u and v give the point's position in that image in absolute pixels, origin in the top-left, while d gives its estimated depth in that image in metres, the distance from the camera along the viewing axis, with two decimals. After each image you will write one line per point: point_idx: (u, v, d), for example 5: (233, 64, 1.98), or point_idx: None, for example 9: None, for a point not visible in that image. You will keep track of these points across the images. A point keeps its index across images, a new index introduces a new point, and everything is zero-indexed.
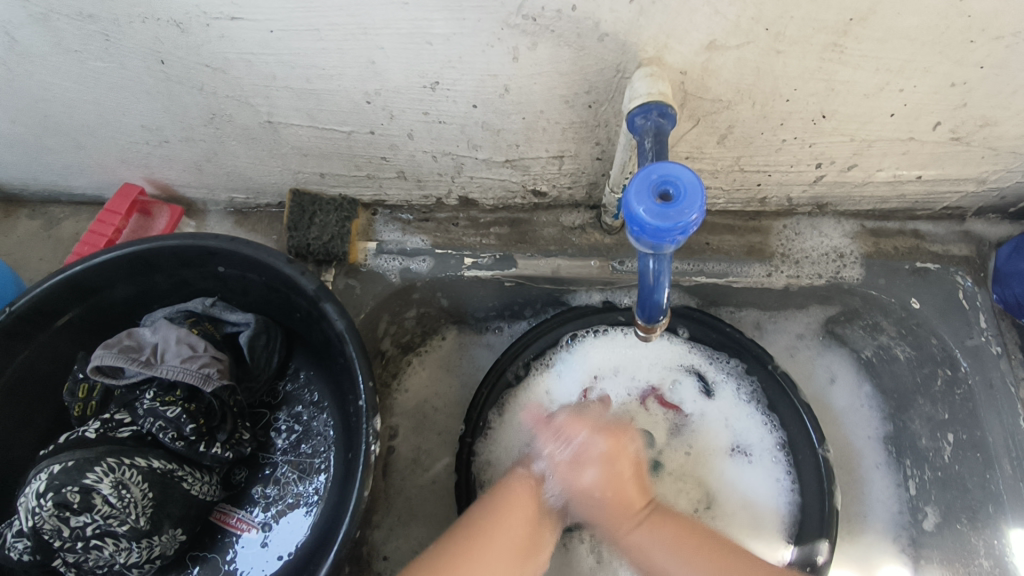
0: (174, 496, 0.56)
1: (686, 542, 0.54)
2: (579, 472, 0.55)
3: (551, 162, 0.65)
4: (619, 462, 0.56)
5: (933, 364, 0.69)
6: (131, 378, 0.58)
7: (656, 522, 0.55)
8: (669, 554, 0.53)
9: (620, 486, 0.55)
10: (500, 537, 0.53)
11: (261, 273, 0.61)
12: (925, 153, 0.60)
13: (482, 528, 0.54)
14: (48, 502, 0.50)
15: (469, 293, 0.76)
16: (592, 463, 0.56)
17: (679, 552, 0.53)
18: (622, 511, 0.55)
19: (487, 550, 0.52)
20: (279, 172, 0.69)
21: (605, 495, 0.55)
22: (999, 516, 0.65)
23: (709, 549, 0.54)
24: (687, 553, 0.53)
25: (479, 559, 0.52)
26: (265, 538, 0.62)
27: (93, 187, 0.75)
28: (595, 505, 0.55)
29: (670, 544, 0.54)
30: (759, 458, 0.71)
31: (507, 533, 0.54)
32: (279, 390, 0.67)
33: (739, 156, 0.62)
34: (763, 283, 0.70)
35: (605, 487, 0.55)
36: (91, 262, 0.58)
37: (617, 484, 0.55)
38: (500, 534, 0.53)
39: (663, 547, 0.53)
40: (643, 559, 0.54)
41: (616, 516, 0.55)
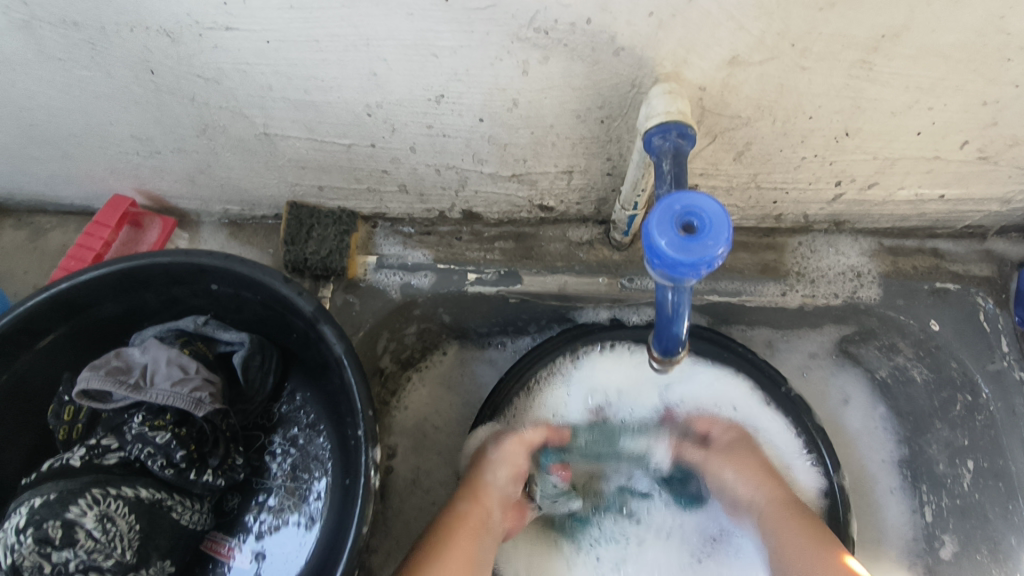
0: (162, 527, 0.53)
1: (803, 525, 0.59)
2: (722, 468, 0.66)
3: (560, 177, 0.62)
4: (753, 450, 0.66)
5: (952, 389, 0.67)
6: (118, 402, 0.55)
7: (773, 514, 0.61)
8: (795, 535, 0.59)
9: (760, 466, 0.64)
10: (456, 547, 0.59)
11: (256, 291, 0.58)
12: (950, 172, 0.58)
13: (447, 533, 0.60)
14: (28, 538, 0.48)
15: (472, 310, 0.73)
16: (722, 454, 0.66)
17: (810, 543, 0.58)
18: (772, 503, 0.62)
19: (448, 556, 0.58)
20: (275, 184, 0.67)
21: (750, 468, 0.64)
22: (1021, 547, 0.63)
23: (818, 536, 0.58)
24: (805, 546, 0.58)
25: (442, 564, 0.57)
26: (258, 569, 0.60)
27: (81, 197, 0.72)
28: (738, 471, 0.65)
29: (799, 537, 0.58)
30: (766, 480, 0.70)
31: (461, 542, 0.60)
32: (274, 411, 0.65)
33: (756, 173, 0.59)
34: (777, 302, 0.68)
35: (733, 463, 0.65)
36: (78, 279, 0.55)
37: (757, 467, 0.64)
38: (458, 543, 0.60)
39: (792, 525, 0.59)
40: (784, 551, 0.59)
41: (772, 503, 0.62)
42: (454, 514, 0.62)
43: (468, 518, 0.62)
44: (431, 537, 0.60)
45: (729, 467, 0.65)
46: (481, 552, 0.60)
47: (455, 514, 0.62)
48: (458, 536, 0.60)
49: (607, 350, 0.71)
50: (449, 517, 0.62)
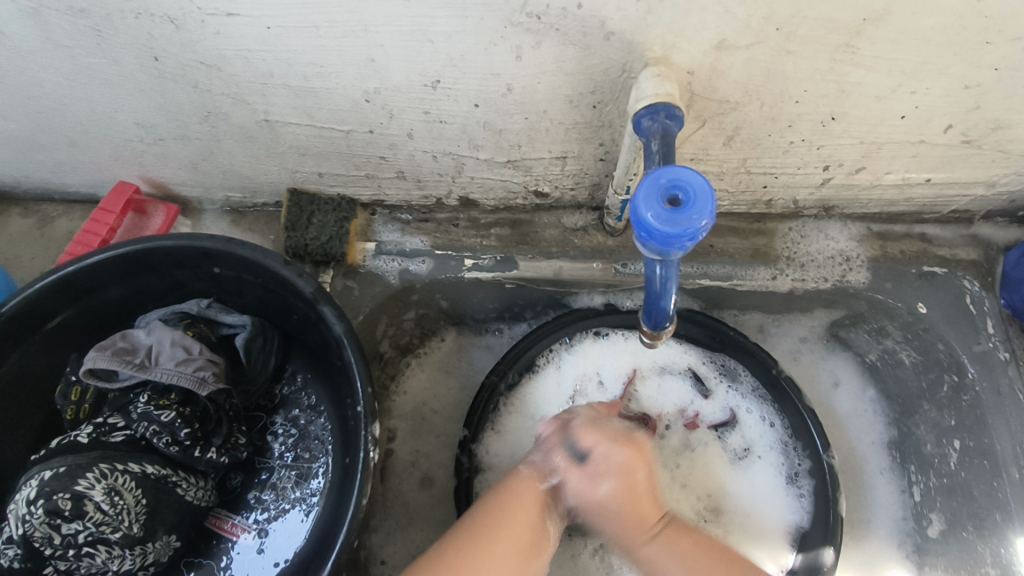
0: (168, 502, 0.55)
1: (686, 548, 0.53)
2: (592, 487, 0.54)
3: (554, 163, 0.63)
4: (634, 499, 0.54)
5: (939, 370, 0.68)
6: (124, 381, 0.57)
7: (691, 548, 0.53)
8: (665, 551, 0.53)
9: (643, 488, 0.54)
10: (508, 524, 0.53)
11: (258, 275, 0.60)
12: (935, 156, 0.59)
13: (492, 506, 0.54)
14: (39, 509, 0.49)
15: (469, 295, 0.75)
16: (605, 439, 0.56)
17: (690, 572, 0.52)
18: (640, 521, 0.54)
19: (490, 536, 0.52)
20: (276, 171, 0.68)
21: (626, 497, 0.54)
22: (1006, 525, 0.64)
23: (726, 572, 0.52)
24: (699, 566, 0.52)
25: (491, 542, 0.51)
26: (260, 545, 0.61)
27: (87, 185, 0.73)
28: (613, 515, 0.54)
29: (682, 556, 0.53)
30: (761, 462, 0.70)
31: (508, 527, 0.52)
32: (276, 393, 0.66)
33: (745, 157, 0.61)
34: (767, 286, 0.70)
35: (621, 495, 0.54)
36: (85, 262, 0.57)
37: (631, 493, 0.54)
38: (507, 525, 0.53)
39: (676, 557, 0.53)
40: (654, 571, 0.53)
41: (632, 525, 0.54)
42: (512, 482, 0.56)
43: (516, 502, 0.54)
44: (479, 516, 0.54)
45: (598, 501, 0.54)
46: (539, 534, 0.54)
47: (517, 484, 0.55)
48: (517, 513, 0.53)
49: (600, 337, 0.73)
50: (508, 489, 0.55)
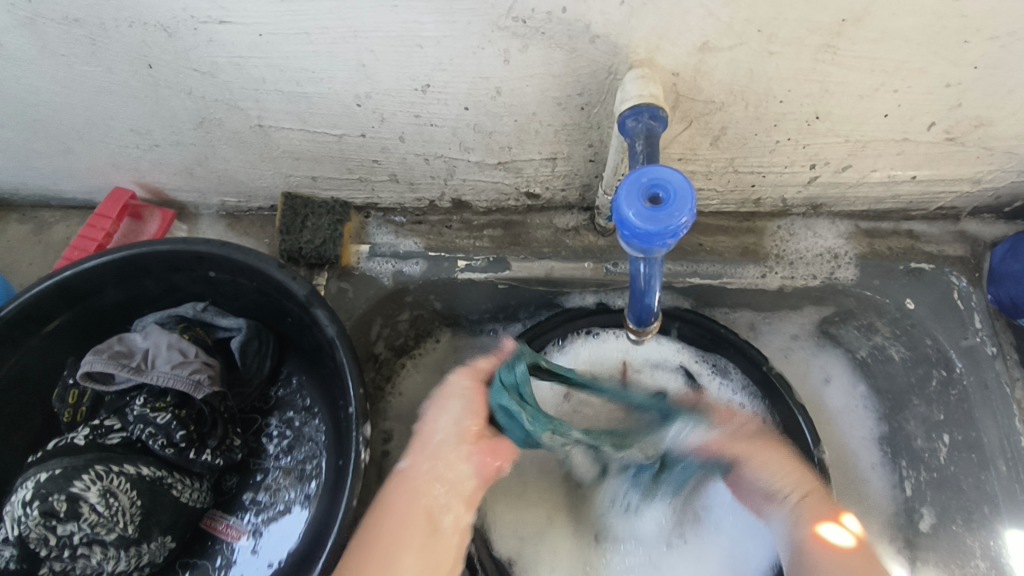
0: (163, 503, 0.55)
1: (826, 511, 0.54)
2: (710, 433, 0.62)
3: (544, 164, 0.64)
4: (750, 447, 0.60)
5: (928, 365, 0.69)
6: (121, 384, 0.58)
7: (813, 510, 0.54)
8: (792, 513, 0.55)
9: (789, 463, 0.59)
10: (391, 526, 0.49)
11: (253, 278, 0.60)
12: (920, 153, 0.60)
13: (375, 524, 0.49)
14: (34, 510, 0.50)
15: (463, 296, 0.75)
16: (742, 438, 0.61)
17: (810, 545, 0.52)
18: (765, 462, 0.59)
19: (385, 539, 0.48)
20: (270, 175, 0.69)
21: (777, 465, 0.59)
22: (994, 517, 0.64)
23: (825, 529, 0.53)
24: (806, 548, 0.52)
25: (384, 542, 0.48)
26: (255, 545, 0.62)
27: (84, 192, 0.74)
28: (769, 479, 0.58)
29: (818, 521, 0.53)
30: None
31: (409, 529, 0.49)
32: (271, 395, 0.67)
33: (733, 157, 0.61)
34: (756, 284, 0.70)
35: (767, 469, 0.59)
36: (82, 267, 0.58)
37: (757, 454, 0.60)
38: (393, 527, 0.49)
39: (806, 506, 0.55)
40: (795, 532, 0.54)
41: (776, 478, 0.58)
42: (397, 480, 0.52)
43: (400, 509, 0.50)
44: (378, 529, 0.49)
45: (736, 447, 0.61)
46: (436, 537, 0.49)
47: (398, 488, 0.52)
48: (405, 525, 0.49)
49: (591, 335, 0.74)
50: (395, 489, 0.52)
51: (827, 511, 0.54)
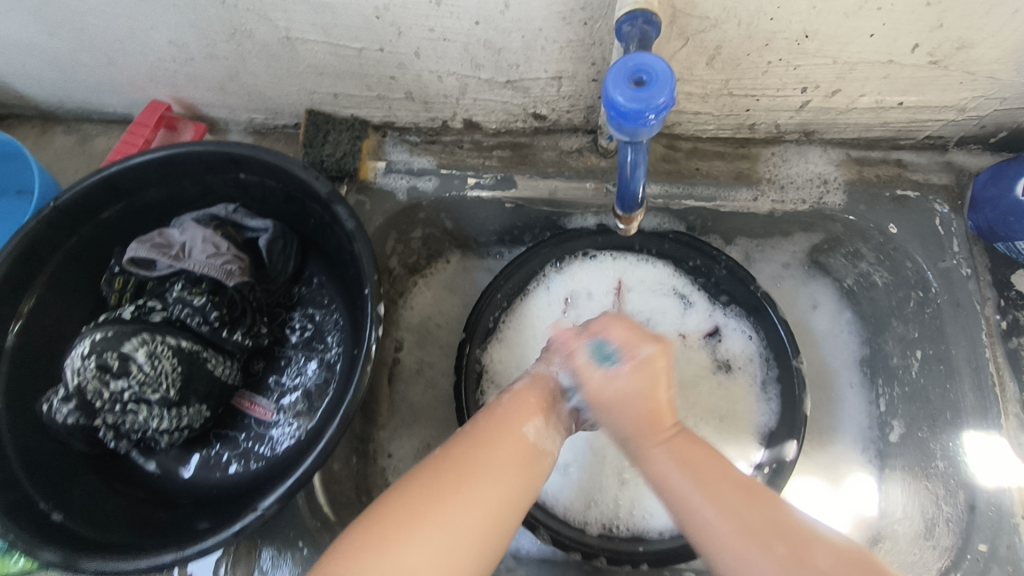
0: (200, 374, 0.62)
1: (706, 473, 0.50)
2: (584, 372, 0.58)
3: (550, 83, 0.69)
4: (651, 384, 0.53)
5: (907, 287, 0.73)
6: (161, 271, 0.64)
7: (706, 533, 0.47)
8: (717, 505, 0.48)
9: (642, 412, 0.53)
10: (507, 459, 0.50)
11: (280, 180, 0.66)
12: (905, 77, 0.63)
13: (470, 444, 0.51)
14: (91, 363, 0.57)
15: (473, 215, 0.81)
16: (644, 374, 0.53)
17: (708, 489, 0.49)
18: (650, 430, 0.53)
19: (488, 462, 0.49)
20: (295, 91, 0.74)
21: (637, 410, 0.53)
22: (955, 421, 0.68)
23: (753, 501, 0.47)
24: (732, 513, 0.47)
25: (485, 462, 0.49)
26: (279, 421, 0.68)
27: (123, 105, 0.80)
28: (624, 412, 0.53)
29: (683, 462, 0.51)
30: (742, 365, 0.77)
31: (502, 456, 0.50)
32: (295, 292, 0.73)
33: (727, 78, 0.65)
34: (749, 207, 0.74)
35: (635, 395, 0.53)
36: (128, 163, 0.64)
37: (639, 405, 0.53)
38: (497, 452, 0.50)
39: (686, 466, 0.50)
40: (659, 478, 0.51)
41: (642, 430, 0.53)
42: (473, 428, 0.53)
43: (507, 436, 0.52)
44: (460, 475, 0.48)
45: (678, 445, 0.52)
46: (538, 460, 0.52)
47: (492, 425, 0.53)
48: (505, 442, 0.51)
49: (586, 258, 0.81)
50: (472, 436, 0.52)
51: (723, 484, 0.49)
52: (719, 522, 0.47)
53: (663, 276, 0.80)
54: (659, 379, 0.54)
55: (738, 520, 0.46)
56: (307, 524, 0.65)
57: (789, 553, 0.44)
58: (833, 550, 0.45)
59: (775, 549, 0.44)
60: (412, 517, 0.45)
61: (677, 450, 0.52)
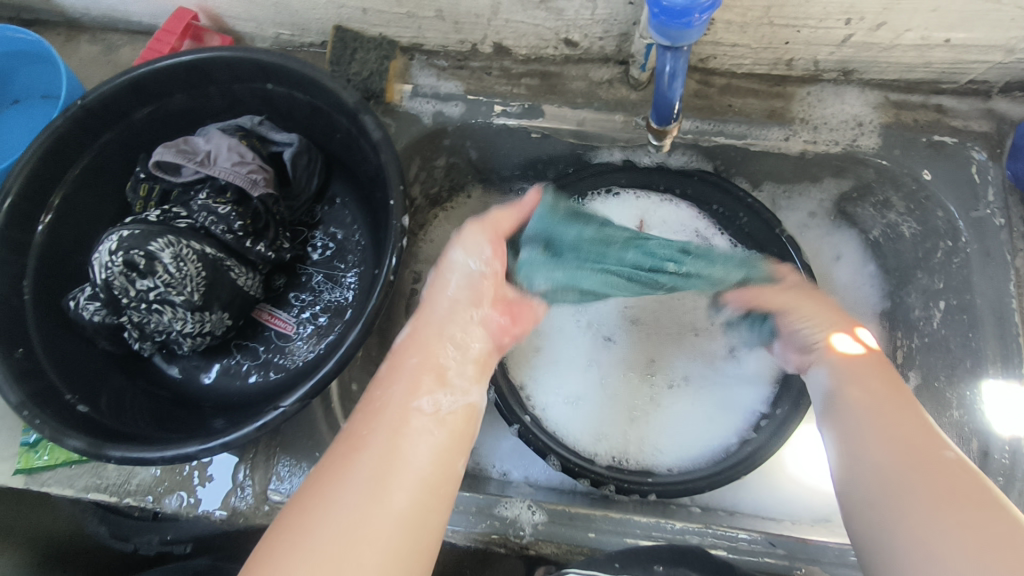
0: (223, 282, 0.62)
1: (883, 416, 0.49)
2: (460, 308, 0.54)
3: (585, 4, 0.67)
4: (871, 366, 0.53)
5: (935, 238, 0.72)
6: (186, 178, 0.65)
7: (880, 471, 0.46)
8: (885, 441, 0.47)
9: (882, 370, 0.53)
10: (419, 425, 0.45)
11: (307, 92, 0.65)
12: (956, 10, 0.61)
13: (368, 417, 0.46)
14: (118, 260, 0.57)
15: (498, 144, 0.80)
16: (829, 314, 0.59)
17: (888, 396, 0.50)
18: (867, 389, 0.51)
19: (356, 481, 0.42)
20: (324, 4, 0.73)
21: (862, 362, 0.54)
22: (975, 370, 0.67)
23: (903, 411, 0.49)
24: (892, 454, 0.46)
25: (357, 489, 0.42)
26: (299, 334, 0.69)
27: (149, 14, 0.79)
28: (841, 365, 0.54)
29: (874, 371, 0.53)
30: None
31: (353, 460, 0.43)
32: (317, 212, 0.73)
33: (769, 5, 0.63)
34: (779, 147, 0.73)
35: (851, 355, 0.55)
36: (156, 65, 0.63)
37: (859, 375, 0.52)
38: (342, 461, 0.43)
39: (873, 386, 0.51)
40: (848, 438, 0.49)
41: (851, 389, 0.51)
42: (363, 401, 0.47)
43: (401, 398, 0.46)
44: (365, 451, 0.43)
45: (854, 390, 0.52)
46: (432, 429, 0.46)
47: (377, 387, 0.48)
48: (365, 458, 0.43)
49: (610, 196, 0.81)
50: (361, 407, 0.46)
51: (900, 413, 0.48)
52: (882, 460, 0.46)
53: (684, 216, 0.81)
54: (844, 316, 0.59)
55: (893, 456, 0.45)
56: (324, 436, 0.65)
57: (909, 473, 0.44)
58: (976, 478, 0.43)
59: (942, 456, 0.45)
60: (319, 526, 0.40)
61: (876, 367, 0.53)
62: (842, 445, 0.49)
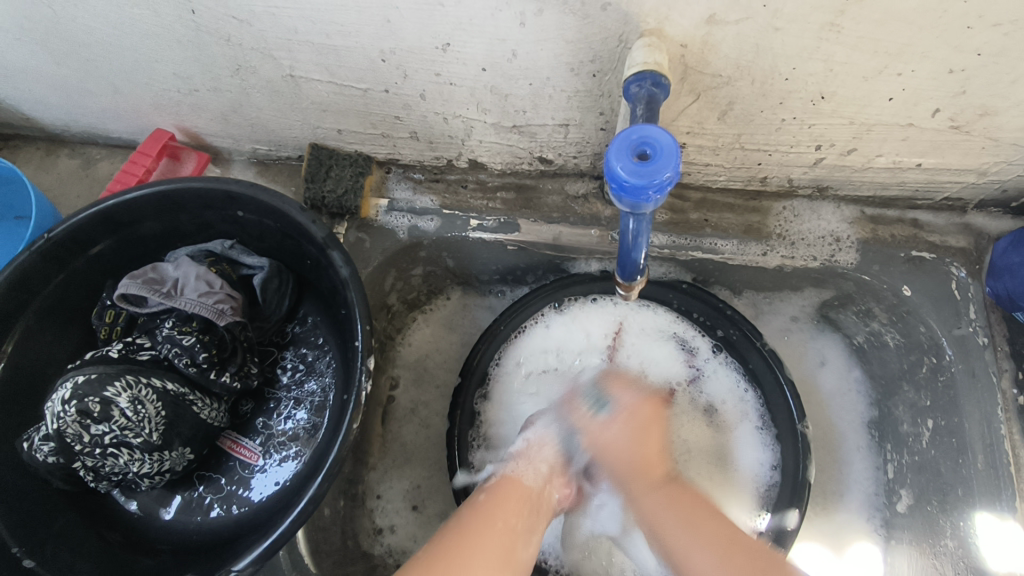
0: (184, 418, 0.60)
1: (694, 510, 0.55)
2: (606, 430, 0.62)
3: (557, 130, 0.67)
4: (650, 429, 0.62)
5: (920, 352, 0.70)
6: (152, 308, 0.63)
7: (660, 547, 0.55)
8: (670, 508, 0.56)
9: (653, 441, 0.62)
10: (497, 525, 0.55)
11: (277, 220, 0.65)
12: (925, 140, 0.61)
13: (486, 521, 0.55)
14: (71, 408, 0.55)
15: (474, 256, 0.79)
16: (630, 430, 0.62)
17: (687, 517, 0.55)
18: (642, 474, 0.59)
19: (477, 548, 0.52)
20: (299, 125, 0.73)
21: (637, 454, 0.60)
22: (966, 500, 0.65)
23: (701, 511, 0.55)
24: (693, 519, 0.54)
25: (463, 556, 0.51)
26: (264, 465, 0.66)
27: (128, 132, 0.79)
28: (614, 458, 0.61)
29: (669, 504, 0.56)
30: (739, 410, 0.75)
31: (489, 539, 0.53)
32: (288, 331, 0.71)
33: (739, 133, 0.63)
34: (757, 262, 0.72)
35: (631, 446, 0.61)
36: (125, 197, 0.63)
37: (637, 450, 0.60)
38: (488, 535, 0.54)
39: (673, 503, 0.56)
40: (650, 517, 0.56)
41: (639, 472, 0.59)
42: (469, 514, 0.56)
43: (506, 519, 0.56)
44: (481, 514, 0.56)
45: (619, 437, 0.61)
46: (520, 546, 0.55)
47: (503, 500, 0.58)
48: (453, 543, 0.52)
49: (590, 303, 0.78)
50: (497, 500, 0.58)
51: (694, 507, 0.56)
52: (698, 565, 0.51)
53: (657, 319, 0.78)
54: (653, 422, 0.63)
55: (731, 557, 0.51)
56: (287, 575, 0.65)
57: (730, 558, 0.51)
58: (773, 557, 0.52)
59: (732, 534, 0.53)
60: None
61: (666, 499, 0.57)
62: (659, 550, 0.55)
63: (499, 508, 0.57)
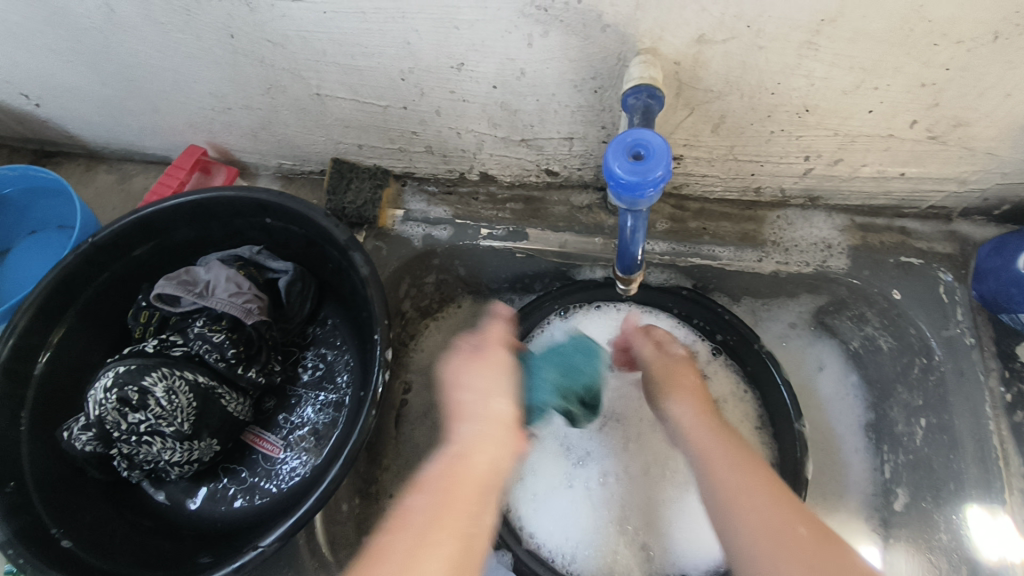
0: (213, 409, 0.64)
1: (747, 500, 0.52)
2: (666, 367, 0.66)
3: (562, 143, 0.72)
4: (690, 368, 0.66)
5: (911, 354, 0.74)
6: (184, 307, 0.68)
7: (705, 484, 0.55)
8: (711, 434, 0.58)
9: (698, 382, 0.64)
10: (450, 525, 0.49)
11: (303, 227, 0.70)
12: (905, 150, 0.65)
13: (437, 512, 0.49)
14: (113, 395, 0.60)
15: (485, 264, 0.83)
16: (680, 363, 0.66)
17: (726, 449, 0.56)
18: (689, 398, 0.62)
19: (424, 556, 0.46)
20: (322, 141, 0.79)
21: (683, 377, 0.64)
22: (958, 493, 0.68)
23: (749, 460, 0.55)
24: (733, 456, 0.55)
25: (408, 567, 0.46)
26: (285, 457, 0.70)
27: (163, 148, 0.85)
28: (669, 378, 0.65)
29: (716, 440, 0.57)
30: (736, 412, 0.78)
31: (445, 527, 0.48)
32: (309, 332, 0.76)
33: (732, 145, 0.68)
34: (753, 268, 0.76)
35: (680, 367, 0.66)
36: (163, 205, 0.68)
37: (681, 380, 0.64)
38: (445, 520, 0.49)
39: (711, 427, 0.59)
40: (692, 441, 0.58)
41: (687, 397, 0.62)
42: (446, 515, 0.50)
43: (457, 520, 0.49)
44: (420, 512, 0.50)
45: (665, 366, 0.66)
46: (468, 523, 0.49)
47: (459, 473, 0.52)
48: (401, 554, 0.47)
49: (593, 310, 0.82)
50: (446, 477, 0.52)
51: (739, 446, 0.56)
52: (733, 486, 0.52)
53: (657, 324, 0.81)
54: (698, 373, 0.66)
55: (771, 514, 0.50)
56: (305, 563, 0.67)
57: (812, 534, 0.48)
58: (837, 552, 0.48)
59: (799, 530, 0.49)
60: None
61: (706, 426, 0.59)
62: (723, 518, 0.52)
63: (432, 500, 0.50)
